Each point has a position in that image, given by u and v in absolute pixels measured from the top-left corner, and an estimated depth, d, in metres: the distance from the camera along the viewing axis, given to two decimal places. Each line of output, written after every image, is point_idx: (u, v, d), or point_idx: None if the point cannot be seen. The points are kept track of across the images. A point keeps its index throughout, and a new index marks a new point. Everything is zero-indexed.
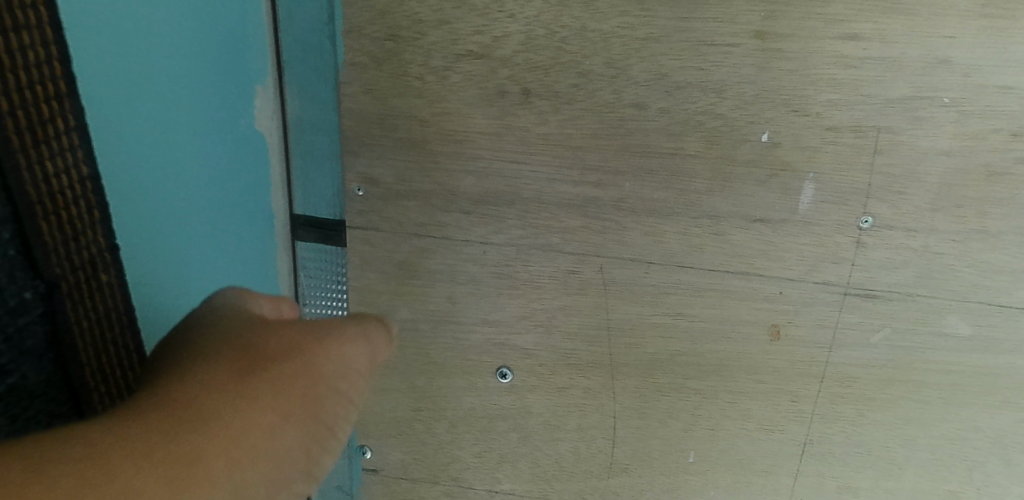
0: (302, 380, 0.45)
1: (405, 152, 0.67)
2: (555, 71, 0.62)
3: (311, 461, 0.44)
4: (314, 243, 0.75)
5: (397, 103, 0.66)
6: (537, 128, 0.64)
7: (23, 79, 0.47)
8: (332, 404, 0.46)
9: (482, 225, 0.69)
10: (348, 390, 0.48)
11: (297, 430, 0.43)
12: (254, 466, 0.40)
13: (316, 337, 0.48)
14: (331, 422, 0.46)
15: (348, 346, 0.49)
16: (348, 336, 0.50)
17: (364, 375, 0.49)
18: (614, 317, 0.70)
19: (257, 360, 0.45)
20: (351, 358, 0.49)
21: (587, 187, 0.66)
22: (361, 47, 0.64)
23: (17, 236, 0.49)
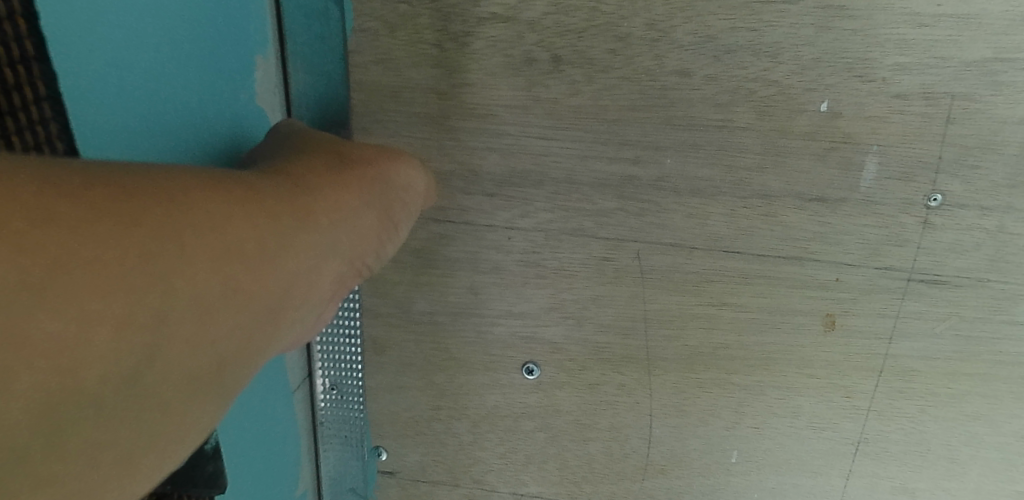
0: (384, 184, 0.52)
1: (422, 128, 0.61)
2: (589, 35, 0.56)
3: (383, 241, 0.53)
4: None
5: (412, 73, 0.59)
6: (568, 99, 0.58)
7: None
8: (403, 208, 0.54)
9: (507, 208, 0.62)
10: (411, 200, 0.55)
11: (379, 214, 0.52)
12: (345, 223, 0.48)
13: (390, 154, 0.55)
14: (403, 217, 0.55)
15: (410, 167, 0.56)
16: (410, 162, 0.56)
17: (417, 195, 0.56)
18: (651, 307, 0.64)
19: (346, 158, 0.52)
20: (410, 179, 0.55)
21: (624, 164, 0.59)
22: (372, 11, 0.58)
23: None
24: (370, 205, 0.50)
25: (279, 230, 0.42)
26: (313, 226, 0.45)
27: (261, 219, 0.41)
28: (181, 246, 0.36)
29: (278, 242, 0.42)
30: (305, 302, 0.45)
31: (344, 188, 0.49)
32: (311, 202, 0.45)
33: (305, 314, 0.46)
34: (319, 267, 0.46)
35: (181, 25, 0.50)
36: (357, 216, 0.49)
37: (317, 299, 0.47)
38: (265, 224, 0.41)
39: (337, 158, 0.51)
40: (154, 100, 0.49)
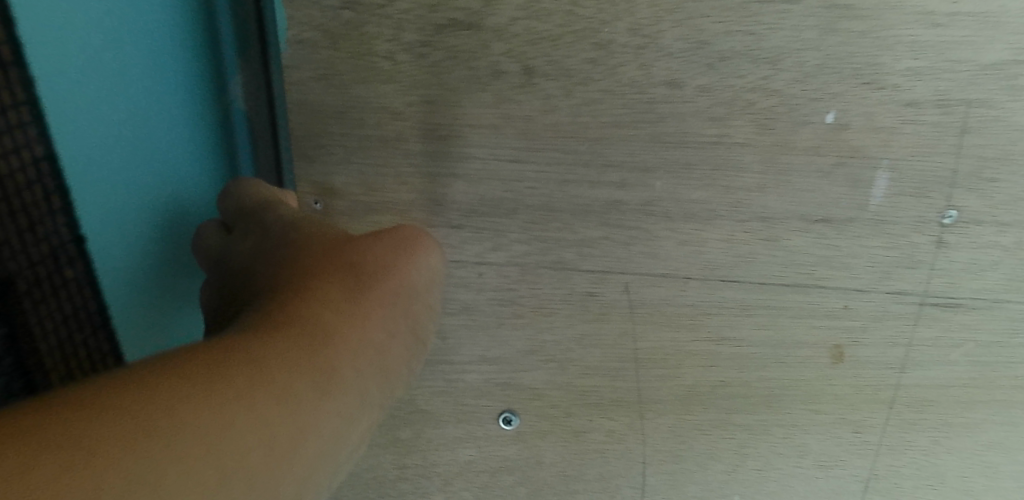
0: (402, 297, 0.51)
1: (375, 154, 0.52)
2: (565, 43, 0.48)
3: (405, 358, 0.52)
4: None
5: (362, 91, 0.50)
6: (543, 116, 0.50)
7: None
8: (418, 315, 0.53)
9: (477, 241, 0.55)
10: (426, 302, 0.53)
11: (405, 330, 0.52)
12: (377, 346, 0.50)
13: (403, 256, 0.51)
14: (418, 324, 0.53)
15: (425, 258, 0.52)
16: (427, 251, 0.52)
17: (439, 282, 0.53)
18: (643, 346, 0.58)
19: (360, 274, 0.50)
20: (429, 269, 0.52)
21: (609, 189, 0.52)
22: (310, 18, 0.49)
23: None
24: (402, 320, 0.52)
25: (307, 390, 0.43)
26: (339, 373, 0.46)
27: (271, 396, 0.41)
28: (183, 464, 0.36)
29: (308, 400, 0.43)
30: (336, 448, 0.46)
31: (381, 303, 0.51)
32: (313, 359, 0.45)
33: (328, 467, 0.45)
34: (323, 429, 0.44)
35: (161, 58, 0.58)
36: (387, 342, 0.51)
37: (340, 448, 0.46)
38: (273, 401, 0.41)
39: (357, 267, 0.50)
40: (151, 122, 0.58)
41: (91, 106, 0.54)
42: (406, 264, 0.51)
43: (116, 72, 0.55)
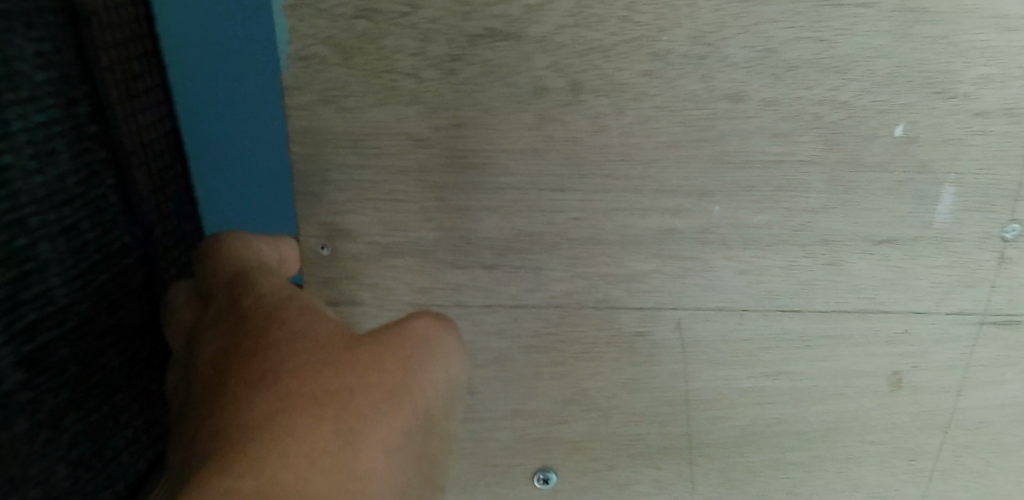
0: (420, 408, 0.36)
1: (394, 187, 0.45)
2: (618, 54, 0.42)
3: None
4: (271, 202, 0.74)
5: (379, 114, 0.43)
6: (592, 138, 0.44)
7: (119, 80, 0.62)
8: (438, 437, 0.37)
9: (512, 282, 0.48)
10: (445, 418, 0.38)
11: (425, 456, 0.36)
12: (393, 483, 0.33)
13: (412, 357, 0.38)
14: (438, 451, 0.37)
15: (440, 360, 0.39)
16: (441, 353, 0.40)
17: (455, 391, 0.40)
18: (694, 387, 0.52)
19: (363, 378, 0.35)
20: (445, 373, 0.39)
21: (662, 217, 0.46)
22: (317, 30, 0.40)
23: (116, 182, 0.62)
24: (425, 442, 0.36)
25: None
26: None
27: None
28: None
29: None
30: None
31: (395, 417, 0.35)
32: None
33: None
34: None
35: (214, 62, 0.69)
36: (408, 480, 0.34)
37: None
38: None
39: (358, 369, 0.36)
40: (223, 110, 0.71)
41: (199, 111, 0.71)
42: (412, 377, 0.37)
43: (200, 116, 0.71)
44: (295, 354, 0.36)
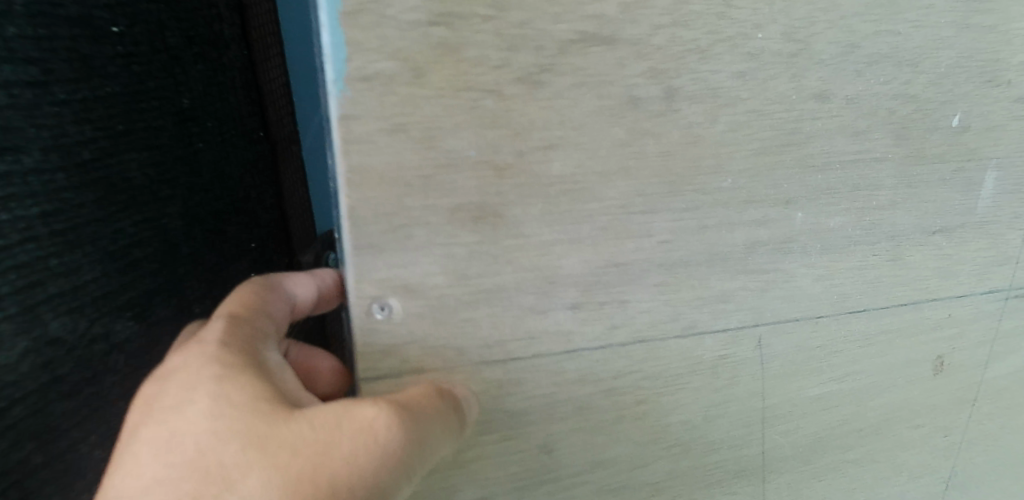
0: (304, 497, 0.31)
1: (470, 228, 0.37)
2: (714, 56, 0.38)
3: None
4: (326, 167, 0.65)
5: (455, 142, 0.35)
6: (684, 151, 0.39)
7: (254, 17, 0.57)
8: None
9: (597, 321, 0.42)
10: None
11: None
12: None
13: (329, 440, 0.33)
14: None
15: (363, 458, 0.33)
16: (371, 447, 0.33)
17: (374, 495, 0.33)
18: (770, 404, 0.49)
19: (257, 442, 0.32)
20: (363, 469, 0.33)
21: (750, 231, 0.43)
22: (382, 42, 0.32)
23: (236, 114, 0.57)
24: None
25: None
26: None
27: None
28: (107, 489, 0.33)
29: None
30: None
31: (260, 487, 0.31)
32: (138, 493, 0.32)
33: None
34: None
35: (292, 17, 0.60)
36: None
37: None
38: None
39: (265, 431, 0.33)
40: (303, 75, 0.62)
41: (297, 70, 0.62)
42: (319, 466, 0.32)
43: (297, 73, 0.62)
44: (210, 395, 0.34)
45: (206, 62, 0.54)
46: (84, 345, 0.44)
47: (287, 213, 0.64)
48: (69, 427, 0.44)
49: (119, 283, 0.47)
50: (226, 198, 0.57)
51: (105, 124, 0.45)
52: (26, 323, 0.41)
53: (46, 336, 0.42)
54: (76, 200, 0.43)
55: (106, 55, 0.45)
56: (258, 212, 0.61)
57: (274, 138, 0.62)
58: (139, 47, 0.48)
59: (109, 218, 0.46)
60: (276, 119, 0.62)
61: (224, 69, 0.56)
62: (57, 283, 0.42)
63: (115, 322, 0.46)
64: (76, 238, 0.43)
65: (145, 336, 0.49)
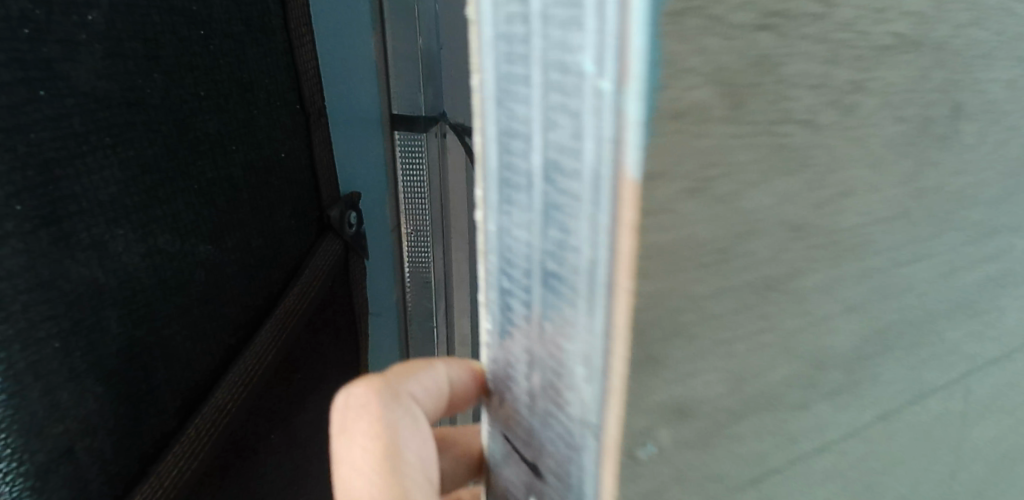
0: None
1: (761, 313, 0.27)
2: (997, 64, 0.30)
3: None
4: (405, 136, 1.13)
5: (764, 198, 0.25)
6: (954, 182, 0.31)
7: (286, 11, 0.76)
8: None
9: (852, 400, 0.33)
10: None
11: None
12: None
13: None
14: None
15: None
16: None
17: None
18: (960, 453, 0.43)
19: None
20: None
21: (986, 264, 0.36)
22: (706, 59, 0.21)
23: (285, 101, 0.77)
24: None
25: None
26: None
27: None
28: None
29: None
30: None
31: None
32: None
33: None
34: None
35: (347, 45, 1.04)
36: None
37: None
38: None
39: None
40: (358, 83, 1.06)
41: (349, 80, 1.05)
42: None
43: (346, 82, 1.05)
44: None
45: (252, 45, 0.70)
46: (183, 255, 0.60)
47: (320, 178, 0.85)
48: (179, 320, 0.60)
49: (213, 211, 0.64)
50: (273, 162, 0.75)
51: (205, 93, 0.62)
52: (140, 231, 0.54)
53: (155, 245, 0.56)
54: (184, 144, 0.59)
55: (190, 25, 0.60)
56: (297, 172, 0.80)
57: (308, 109, 0.82)
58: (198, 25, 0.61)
59: (194, 155, 0.61)
60: (311, 97, 0.83)
61: (272, 51, 0.74)
62: (162, 206, 0.57)
63: (201, 242, 0.62)
64: (170, 169, 0.57)
65: (204, 260, 0.63)
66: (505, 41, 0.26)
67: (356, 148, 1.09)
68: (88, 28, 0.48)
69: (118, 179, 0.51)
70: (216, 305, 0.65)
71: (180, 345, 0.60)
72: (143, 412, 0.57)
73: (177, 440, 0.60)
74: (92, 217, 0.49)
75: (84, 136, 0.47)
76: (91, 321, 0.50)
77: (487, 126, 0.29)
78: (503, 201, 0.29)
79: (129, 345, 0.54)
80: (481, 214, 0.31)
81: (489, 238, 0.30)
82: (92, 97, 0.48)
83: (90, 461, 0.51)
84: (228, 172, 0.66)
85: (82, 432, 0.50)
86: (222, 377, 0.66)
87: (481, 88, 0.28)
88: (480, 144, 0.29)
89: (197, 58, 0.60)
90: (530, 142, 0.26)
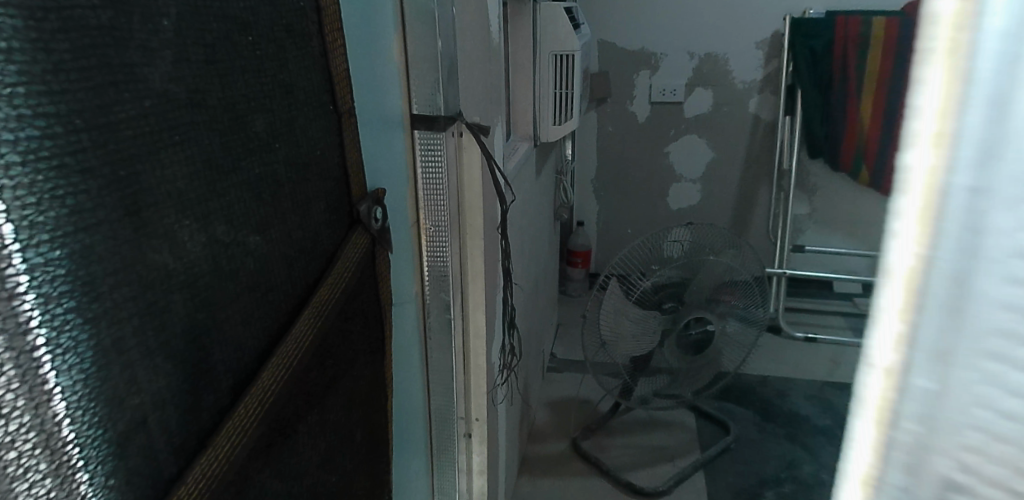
0: None
1: None
2: None
3: None
4: (426, 132, 1.20)
5: None
6: None
7: (321, 17, 0.81)
8: None
9: None
10: None
11: None
12: None
13: None
14: None
15: None
16: None
17: None
18: None
19: None
20: None
21: None
22: None
23: (320, 101, 0.82)
24: None
25: None
26: None
27: None
28: None
29: None
30: None
31: None
32: None
33: None
34: None
35: (380, 50, 1.08)
36: None
37: None
38: None
39: None
40: (385, 85, 1.10)
41: (382, 81, 1.09)
42: None
43: (380, 82, 1.08)
44: None
45: (293, 47, 0.75)
46: (235, 244, 0.65)
47: (349, 175, 0.90)
48: (232, 305, 0.65)
49: (260, 204, 0.69)
50: (310, 160, 0.79)
51: (254, 95, 0.67)
52: (201, 221, 0.59)
53: (214, 235, 0.61)
54: (236, 142, 0.64)
55: (241, 31, 0.64)
56: (330, 169, 0.85)
57: (340, 110, 0.86)
58: (246, 30, 0.65)
59: (244, 152, 0.65)
60: (343, 97, 0.88)
61: (309, 54, 0.78)
62: (217, 200, 0.61)
63: (249, 234, 0.67)
64: (224, 164, 0.62)
65: (252, 251, 0.68)
66: (991, 242, 0.28)
67: (389, 147, 1.13)
68: (160, 34, 0.52)
69: (183, 174, 0.56)
70: (262, 294, 0.70)
71: (233, 329, 0.65)
72: (203, 390, 0.61)
73: (232, 414, 0.64)
74: (163, 207, 0.53)
75: (156, 133, 0.52)
76: (162, 303, 0.54)
77: (922, 314, 0.31)
78: (949, 375, 0.31)
79: (192, 326, 0.59)
80: (879, 369, 0.33)
81: (893, 397, 0.33)
82: (163, 98, 0.53)
83: (160, 433, 0.55)
84: (272, 167, 0.71)
85: (154, 406, 0.55)
86: (268, 358, 0.71)
87: (894, 251, 0.31)
88: (891, 324, 0.32)
89: (246, 60, 0.65)
90: (999, 307, 0.29)
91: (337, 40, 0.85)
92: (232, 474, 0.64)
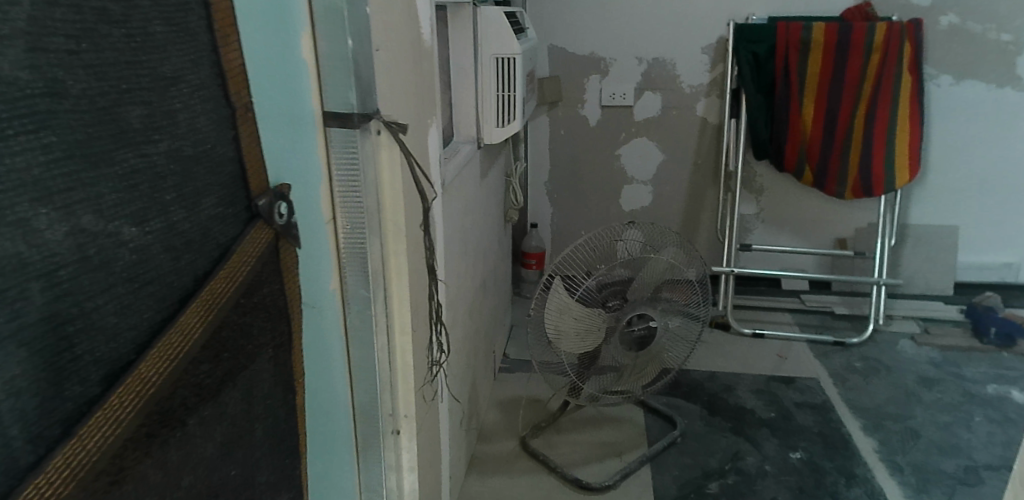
0: None
1: None
2: None
3: None
4: (340, 129, 1.21)
5: None
6: None
7: (209, 13, 0.82)
8: None
9: None
10: None
11: None
12: None
13: None
14: None
15: None
16: None
17: None
18: None
19: None
20: None
21: None
22: None
23: (211, 96, 0.82)
24: None
25: None
26: None
27: None
28: None
29: None
30: None
31: None
32: None
33: None
34: None
35: (290, 46, 1.09)
36: None
37: None
38: None
39: None
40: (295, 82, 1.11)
41: (292, 78, 1.10)
42: None
43: (290, 78, 1.09)
44: None
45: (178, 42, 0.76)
46: (107, 234, 0.65)
47: (245, 169, 0.91)
48: (102, 296, 0.65)
49: (136, 195, 0.69)
50: (198, 153, 0.80)
51: (127, 87, 0.67)
52: (62, 210, 0.60)
53: (79, 224, 0.62)
54: (106, 132, 0.65)
55: (111, 23, 0.65)
56: (223, 163, 0.86)
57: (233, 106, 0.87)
58: (120, 23, 0.66)
59: (117, 144, 0.66)
60: (238, 93, 0.89)
61: (196, 49, 0.79)
62: (83, 190, 0.62)
63: (123, 226, 0.68)
64: (92, 155, 0.63)
65: (127, 241, 0.68)
66: None
67: (301, 145, 1.14)
68: (9, 23, 0.53)
69: (40, 161, 0.57)
70: (140, 286, 0.71)
71: (104, 319, 0.66)
72: (66, 379, 0.62)
73: (104, 401, 0.64)
74: (13, 194, 0.54)
75: (5, 120, 0.53)
76: (15, 290, 0.56)
77: None
78: None
79: (53, 315, 0.60)
80: None
81: None
82: (14, 86, 0.54)
83: (13, 419, 0.56)
84: (151, 160, 0.72)
85: (7, 392, 0.56)
86: (148, 348, 0.71)
87: None
88: None
89: (118, 52, 0.66)
90: None
91: (230, 35, 0.86)
92: (105, 462, 0.64)
